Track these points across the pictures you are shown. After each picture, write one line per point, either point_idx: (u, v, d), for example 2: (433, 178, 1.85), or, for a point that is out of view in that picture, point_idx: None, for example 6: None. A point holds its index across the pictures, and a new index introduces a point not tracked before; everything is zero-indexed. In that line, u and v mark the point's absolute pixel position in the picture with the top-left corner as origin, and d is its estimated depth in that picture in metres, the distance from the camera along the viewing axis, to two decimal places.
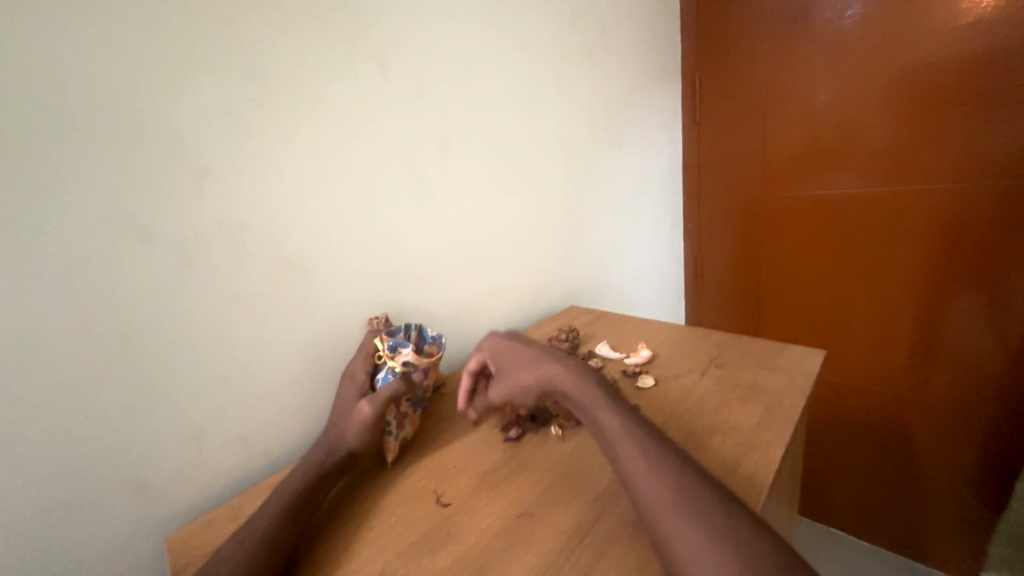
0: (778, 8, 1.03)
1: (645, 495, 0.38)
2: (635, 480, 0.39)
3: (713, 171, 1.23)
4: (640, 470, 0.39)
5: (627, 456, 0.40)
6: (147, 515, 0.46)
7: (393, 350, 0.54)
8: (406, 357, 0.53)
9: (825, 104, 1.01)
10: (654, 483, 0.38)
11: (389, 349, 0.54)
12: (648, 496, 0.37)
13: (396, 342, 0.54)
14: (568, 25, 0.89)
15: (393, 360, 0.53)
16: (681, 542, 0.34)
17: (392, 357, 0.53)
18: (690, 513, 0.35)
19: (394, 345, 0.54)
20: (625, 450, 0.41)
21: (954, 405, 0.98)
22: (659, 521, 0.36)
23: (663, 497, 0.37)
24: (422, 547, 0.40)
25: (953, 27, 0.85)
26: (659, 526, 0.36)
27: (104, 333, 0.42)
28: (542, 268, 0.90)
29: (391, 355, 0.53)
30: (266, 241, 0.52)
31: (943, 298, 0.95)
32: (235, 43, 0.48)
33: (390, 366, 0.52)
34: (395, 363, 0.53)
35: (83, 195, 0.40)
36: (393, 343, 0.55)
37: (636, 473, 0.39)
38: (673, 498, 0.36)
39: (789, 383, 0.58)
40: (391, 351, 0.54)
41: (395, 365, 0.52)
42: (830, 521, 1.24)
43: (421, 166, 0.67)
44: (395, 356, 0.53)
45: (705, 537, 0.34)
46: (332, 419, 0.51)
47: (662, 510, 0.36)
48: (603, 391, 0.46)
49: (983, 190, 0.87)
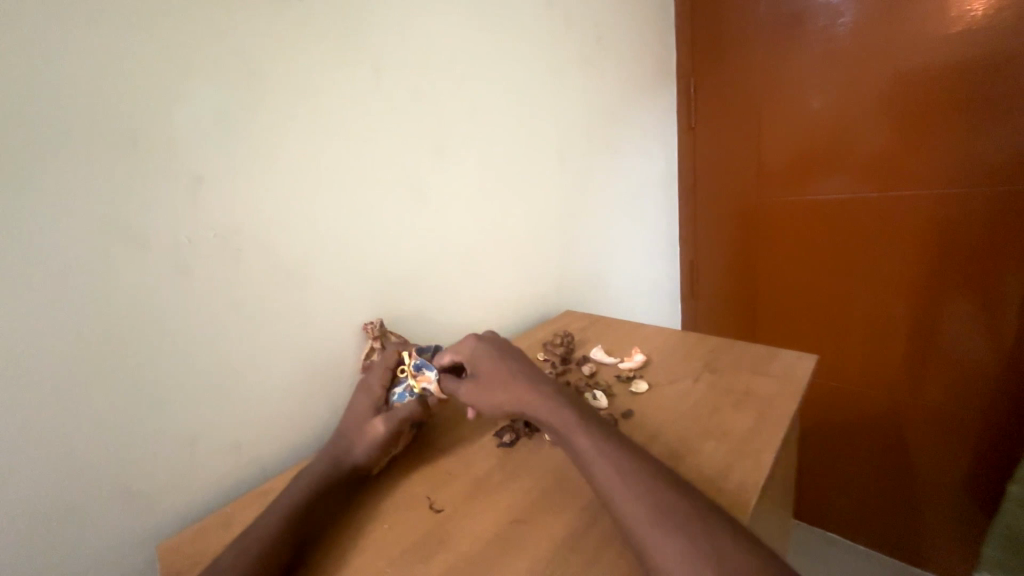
0: (771, 15, 1.04)
1: (624, 513, 0.37)
2: (612, 499, 0.39)
3: (708, 176, 1.23)
4: (614, 485, 0.39)
5: (603, 476, 0.40)
6: (138, 524, 0.46)
7: (417, 370, 0.53)
8: (428, 383, 0.53)
9: (819, 110, 1.02)
10: (630, 498, 0.38)
11: (414, 368, 0.54)
12: (624, 511, 0.37)
13: (422, 362, 0.54)
14: (563, 30, 0.89)
15: (415, 381, 0.53)
16: (662, 555, 0.34)
17: (415, 376, 0.53)
18: (669, 525, 0.36)
19: (420, 365, 0.54)
20: (600, 470, 0.40)
21: (947, 410, 0.99)
22: (640, 536, 0.36)
23: (640, 511, 0.37)
24: (414, 554, 0.40)
25: (944, 35, 0.86)
26: (640, 540, 0.36)
27: (96, 339, 0.42)
28: (537, 272, 0.90)
29: (414, 374, 0.53)
30: (260, 247, 0.52)
31: (935, 303, 0.96)
32: (230, 50, 0.48)
33: (410, 385, 0.53)
34: (416, 384, 0.53)
35: (76, 203, 0.40)
36: (420, 363, 0.54)
37: (612, 492, 0.39)
38: (650, 511, 0.37)
39: (782, 388, 0.58)
40: (415, 370, 0.53)
41: (416, 386, 0.53)
42: (826, 525, 1.24)
43: (416, 172, 0.67)
44: (418, 377, 0.53)
45: (682, 550, 0.34)
46: (340, 428, 0.50)
47: (642, 527, 0.36)
48: (577, 413, 0.46)
49: (975, 196, 0.88)
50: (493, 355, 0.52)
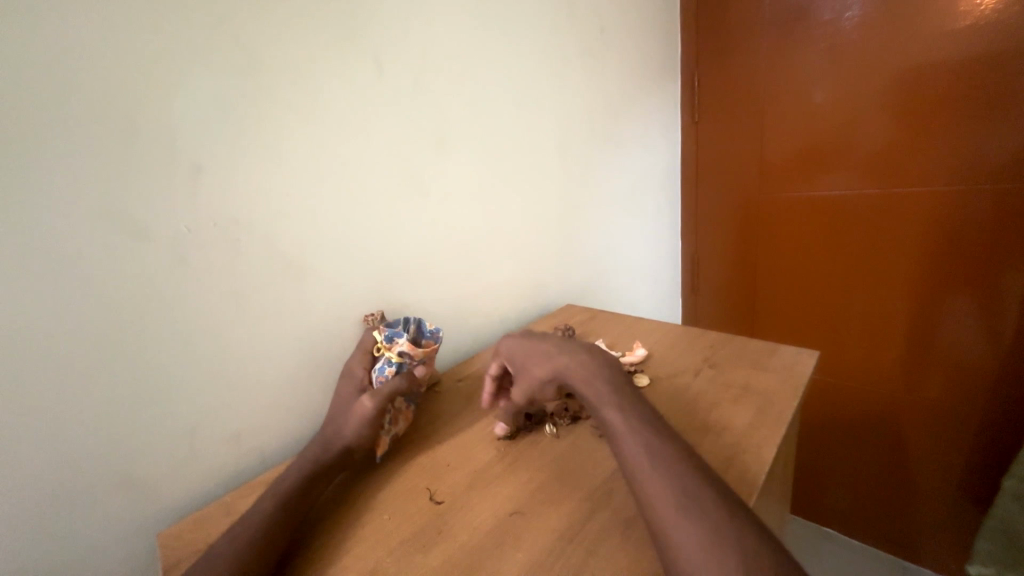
0: (777, 8, 1.03)
1: (648, 490, 0.38)
2: (639, 476, 0.39)
3: (712, 170, 1.23)
4: (645, 467, 0.39)
5: (632, 453, 0.40)
6: (138, 513, 0.46)
7: (390, 341, 0.54)
8: (403, 347, 0.54)
9: (824, 105, 1.01)
10: (660, 480, 0.38)
11: (386, 340, 0.54)
12: (652, 492, 0.37)
13: (393, 333, 0.55)
14: (566, 22, 0.88)
15: (390, 351, 0.54)
16: (682, 539, 0.34)
17: (389, 348, 0.54)
18: (692, 509, 0.35)
19: (391, 336, 0.55)
20: (629, 447, 0.41)
21: (947, 406, 0.99)
22: (663, 516, 0.36)
23: (667, 494, 0.37)
24: (414, 544, 0.40)
25: (952, 30, 0.85)
26: (662, 523, 0.35)
27: (95, 328, 0.42)
28: (538, 266, 0.90)
29: (387, 347, 0.54)
30: (260, 237, 0.52)
31: (938, 300, 0.95)
32: (229, 36, 0.47)
33: (386, 357, 0.53)
34: (392, 353, 0.54)
35: (74, 190, 0.40)
36: (389, 334, 0.55)
37: (639, 470, 0.39)
38: (675, 491, 0.37)
39: (783, 383, 0.58)
40: (387, 343, 0.54)
41: (392, 356, 0.53)
42: (823, 520, 1.25)
43: (419, 163, 0.66)
44: (392, 347, 0.54)
45: (705, 534, 0.34)
46: (328, 416, 0.51)
47: (665, 506, 0.36)
48: (615, 390, 0.46)
49: (980, 193, 0.88)
50: (523, 339, 0.55)
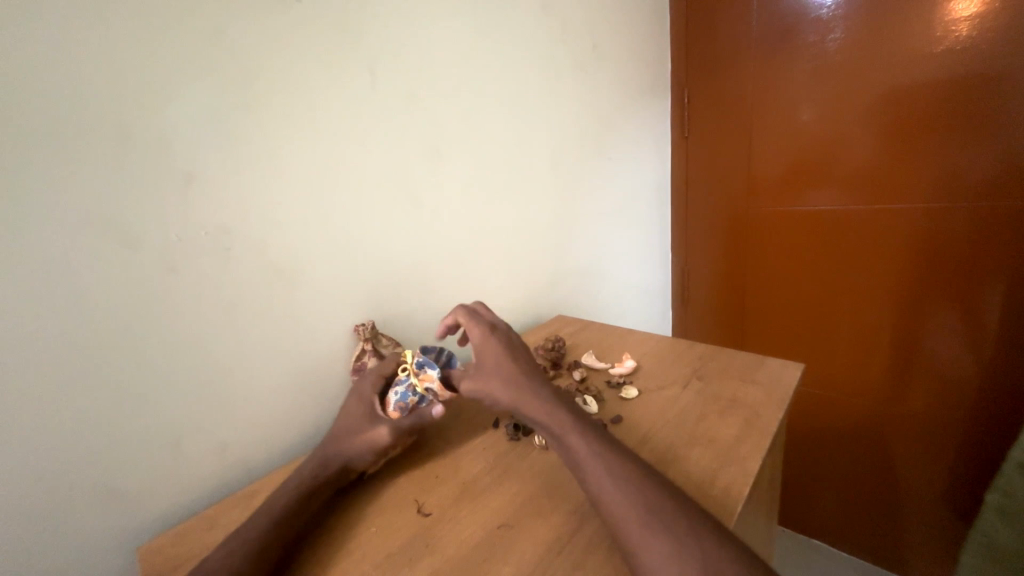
0: (764, 28, 1.06)
1: (612, 511, 0.38)
2: (602, 499, 0.39)
3: (701, 183, 1.25)
4: (605, 489, 0.39)
5: (593, 476, 0.41)
6: (116, 528, 0.45)
7: (420, 368, 0.51)
8: (431, 383, 0.50)
9: (808, 123, 1.04)
10: (620, 498, 0.38)
11: (416, 366, 0.51)
12: (616, 514, 0.38)
13: (427, 362, 0.51)
14: (559, 39, 0.90)
15: (417, 379, 0.50)
16: (648, 556, 0.35)
17: (417, 375, 0.50)
18: (654, 526, 0.36)
19: (423, 364, 0.51)
20: (591, 472, 0.41)
21: (930, 419, 1.00)
22: (629, 537, 0.36)
23: (629, 511, 0.37)
24: (401, 557, 0.40)
25: (930, 53, 0.88)
26: (629, 542, 0.36)
27: (79, 336, 0.42)
28: (530, 277, 0.91)
29: (416, 373, 0.50)
30: (250, 245, 0.52)
31: (921, 313, 0.97)
32: (225, 49, 0.48)
33: (412, 384, 0.50)
34: (419, 383, 0.50)
35: (64, 199, 0.40)
36: (422, 361, 0.51)
37: (602, 492, 0.39)
38: (637, 511, 0.37)
39: (768, 395, 0.59)
40: (417, 369, 0.51)
41: (418, 386, 0.50)
42: (810, 531, 1.25)
43: (411, 174, 0.67)
44: (421, 376, 0.50)
45: (670, 551, 0.34)
46: (330, 431, 0.50)
47: (629, 527, 0.37)
48: (573, 415, 0.46)
49: (959, 211, 0.90)
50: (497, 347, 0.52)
